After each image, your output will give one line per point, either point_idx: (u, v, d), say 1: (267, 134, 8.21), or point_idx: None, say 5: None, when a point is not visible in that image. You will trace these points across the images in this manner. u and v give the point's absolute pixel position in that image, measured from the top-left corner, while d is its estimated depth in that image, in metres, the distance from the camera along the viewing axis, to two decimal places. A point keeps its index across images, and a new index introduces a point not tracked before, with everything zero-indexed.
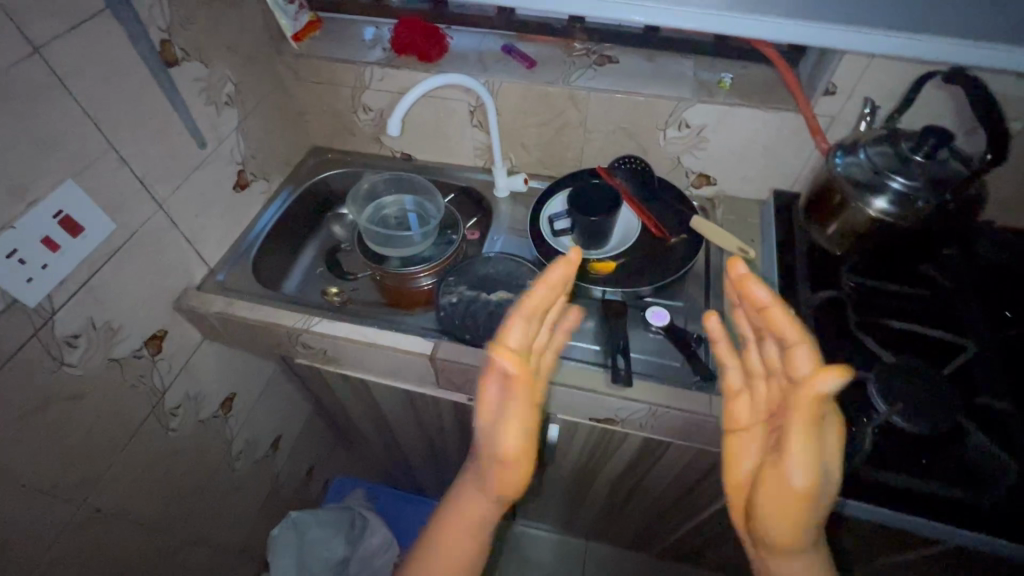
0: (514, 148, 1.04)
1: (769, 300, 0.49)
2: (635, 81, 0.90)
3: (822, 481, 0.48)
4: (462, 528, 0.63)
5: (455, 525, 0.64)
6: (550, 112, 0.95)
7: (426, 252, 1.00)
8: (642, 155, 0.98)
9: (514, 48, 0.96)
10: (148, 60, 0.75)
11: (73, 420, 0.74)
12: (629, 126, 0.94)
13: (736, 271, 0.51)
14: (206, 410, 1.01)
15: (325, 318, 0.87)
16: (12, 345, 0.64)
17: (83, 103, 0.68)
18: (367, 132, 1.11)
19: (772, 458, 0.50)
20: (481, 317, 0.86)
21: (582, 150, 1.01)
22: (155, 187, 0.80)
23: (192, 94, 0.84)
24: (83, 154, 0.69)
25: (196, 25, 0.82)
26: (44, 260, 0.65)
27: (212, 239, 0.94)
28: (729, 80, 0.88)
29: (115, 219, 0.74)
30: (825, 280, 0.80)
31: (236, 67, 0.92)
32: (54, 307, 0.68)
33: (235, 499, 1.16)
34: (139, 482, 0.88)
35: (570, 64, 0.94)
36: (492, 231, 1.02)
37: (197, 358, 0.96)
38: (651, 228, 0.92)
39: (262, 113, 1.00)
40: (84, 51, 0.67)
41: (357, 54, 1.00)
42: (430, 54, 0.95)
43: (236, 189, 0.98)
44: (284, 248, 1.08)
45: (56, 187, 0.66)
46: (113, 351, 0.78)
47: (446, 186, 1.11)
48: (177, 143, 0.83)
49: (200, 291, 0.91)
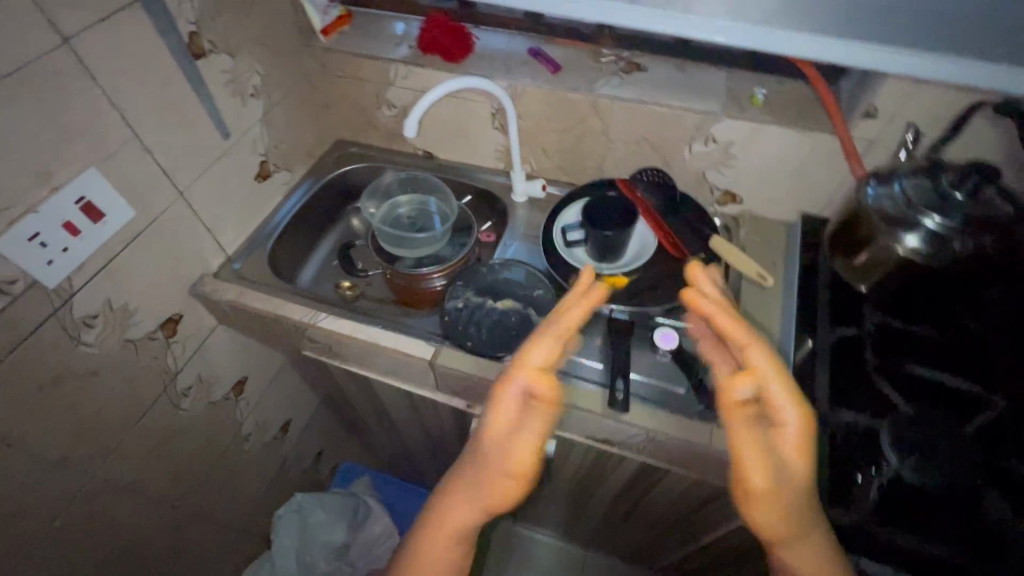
0: (534, 153, 1.02)
1: (719, 298, 0.55)
2: (662, 92, 0.87)
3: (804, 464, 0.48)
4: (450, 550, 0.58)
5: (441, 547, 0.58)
6: (572, 119, 0.93)
7: (437, 254, 1.00)
8: (665, 168, 0.94)
9: (540, 51, 0.94)
10: (174, 52, 0.76)
11: (87, 396, 0.78)
12: (653, 138, 0.91)
13: (700, 278, 0.56)
14: (217, 392, 1.04)
15: (331, 314, 0.88)
16: (30, 323, 0.67)
17: (108, 93, 0.69)
18: (390, 128, 1.11)
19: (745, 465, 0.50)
20: (485, 325, 0.85)
21: (603, 159, 0.98)
22: (177, 176, 0.82)
23: (217, 86, 0.85)
24: (106, 143, 0.71)
25: (225, 18, 0.83)
26: (65, 244, 0.68)
27: (230, 228, 0.96)
28: (762, 96, 0.83)
29: (135, 206, 0.76)
30: (848, 314, 0.75)
31: (263, 59, 0.93)
32: (73, 288, 0.71)
33: (242, 479, 1.20)
34: (148, 457, 0.92)
35: (597, 71, 0.91)
36: (506, 236, 1.01)
37: (210, 341, 0.98)
38: (667, 245, 0.88)
39: (287, 105, 1.02)
40: (113, 43, 0.68)
41: (383, 51, 0.99)
42: (455, 54, 0.94)
43: (257, 179, 0.99)
44: (302, 239, 1.10)
45: (79, 174, 0.68)
46: (128, 332, 0.81)
47: (464, 187, 1.10)
48: (200, 133, 0.84)
49: (216, 278, 0.94)
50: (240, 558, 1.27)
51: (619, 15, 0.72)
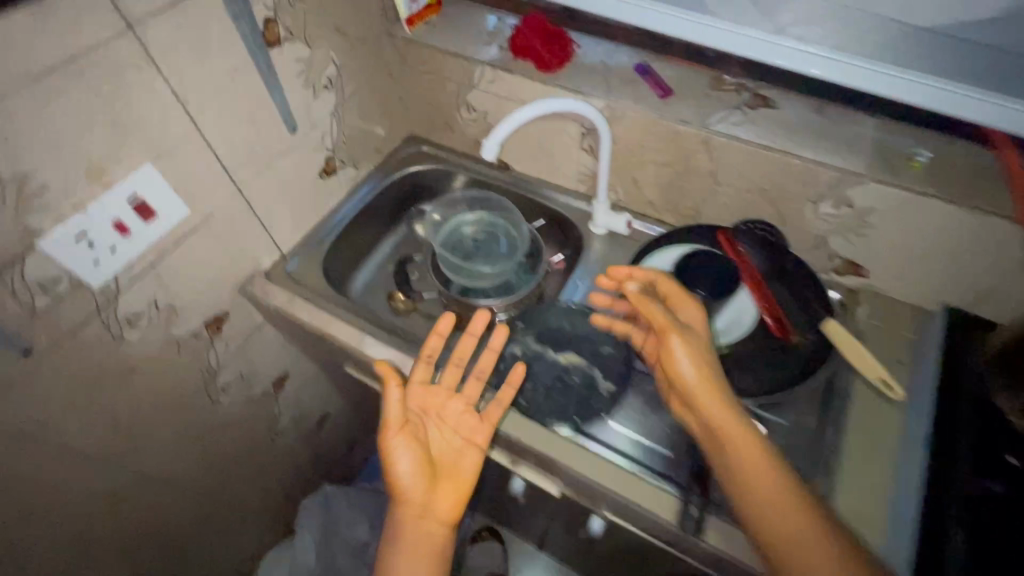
0: (623, 183, 0.90)
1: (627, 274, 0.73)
2: (793, 137, 0.72)
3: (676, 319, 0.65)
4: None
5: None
6: (676, 153, 0.80)
7: (510, 280, 0.89)
8: (777, 224, 0.80)
9: (650, 69, 0.81)
10: (247, 40, 0.69)
11: (126, 393, 0.75)
12: (769, 188, 0.77)
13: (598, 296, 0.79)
14: (257, 388, 1.01)
15: (379, 339, 0.83)
16: (73, 322, 0.64)
17: (173, 84, 0.63)
18: (466, 132, 1.02)
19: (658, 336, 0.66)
20: (542, 381, 0.76)
21: (703, 201, 0.84)
22: (237, 172, 0.77)
23: (289, 77, 0.78)
24: (165, 137, 0.65)
25: (305, 3, 0.75)
26: (112, 243, 0.64)
27: (288, 225, 0.91)
28: (923, 159, 0.68)
29: (190, 204, 0.71)
30: (998, 459, 0.57)
31: (341, 48, 0.85)
32: (119, 288, 0.67)
33: (274, 469, 1.19)
34: (183, 450, 0.90)
35: (715, 101, 0.77)
36: (578, 274, 0.90)
37: (255, 339, 0.95)
38: (771, 324, 0.75)
39: (361, 98, 0.94)
40: (181, 29, 0.61)
41: (471, 48, 0.89)
42: (549, 63, 0.82)
43: (322, 176, 0.93)
44: (360, 241, 1.04)
45: (134, 170, 0.63)
46: (172, 331, 0.78)
47: (538, 208, 0.99)
48: (266, 127, 0.78)
49: (267, 279, 0.89)
50: (264, 539, 1.28)
51: (766, 53, 0.62)
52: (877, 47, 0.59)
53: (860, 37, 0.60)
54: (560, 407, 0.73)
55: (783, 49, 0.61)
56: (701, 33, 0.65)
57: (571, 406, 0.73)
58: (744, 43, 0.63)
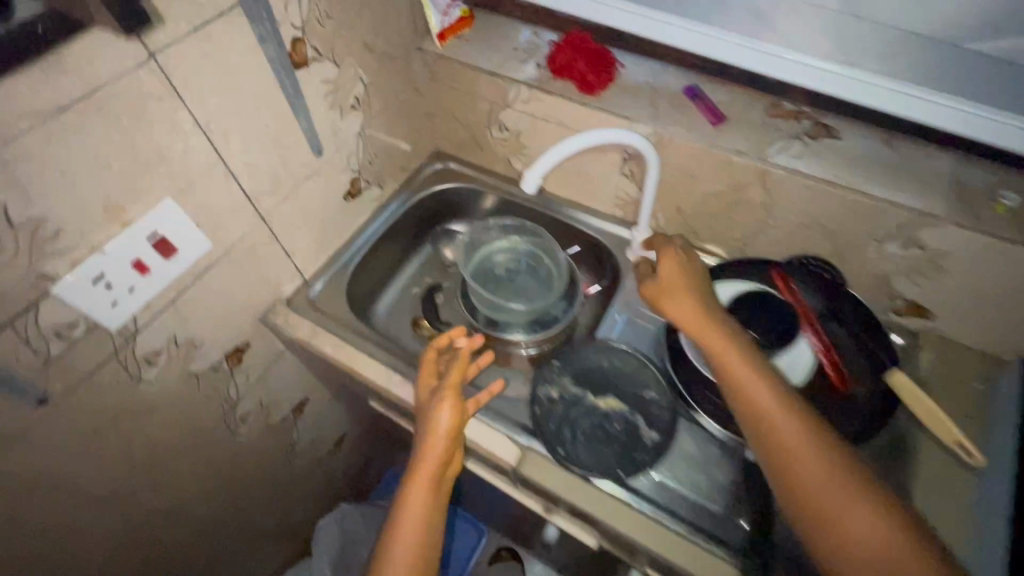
0: (665, 210, 0.85)
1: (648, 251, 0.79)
2: (860, 173, 0.67)
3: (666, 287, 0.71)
4: (414, 541, 0.64)
5: (409, 536, 0.64)
6: (727, 184, 0.75)
7: (544, 315, 0.83)
8: (835, 260, 0.75)
9: (701, 93, 0.75)
10: (274, 63, 0.64)
11: (144, 432, 0.72)
12: (829, 224, 0.71)
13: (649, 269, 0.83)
14: (276, 414, 0.98)
15: (407, 376, 0.79)
16: (89, 366, 0.60)
17: (196, 113, 0.59)
18: (497, 150, 0.97)
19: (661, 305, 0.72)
20: (583, 429, 0.71)
21: (752, 233, 0.79)
22: (261, 200, 0.73)
23: (316, 99, 0.73)
24: (187, 170, 0.60)
25: (334, 21, 0.70)
26: (131, 283, 0.59)
27: (311, 250, 0.87)
28: (1007, 202, 0.62)
29: (211, 237, 0.67)
30: None
31: (370, 66, 0.80)
32: (137, 328, 0.63)
33: (292, 493, 1.16)
34: (201, 482, 0.87)
35: (773, 130, 0.71)
36: (614, 307, 0.85)
37: (275, 366, 0.91)
38: (828, 372, 0.70)
39: (388, 116, 0.89)
40: (205, 55, 0.57)
41: (506, 65, 0.83)
42: (592, 84, 0.77)
43: (346, 198, 0.89)
44: (384, 262, 1.00)
45: (154, 206, 0.58)
46: (192, 366, 0.74)
47: (572, 232, 0.94)
48: (291, 152, 0.74)
49: (289, 307, 0.85)
50: (279, 560, 1.26)
51: (830, 83, 0.63)
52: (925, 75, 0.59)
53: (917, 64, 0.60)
54: (602, 459, 0.69)
55: (848, 80, 0.62)
56: (764, 62, 0.66)
57: (613, 458, 0.69)
58: (807, 73, 0.64)
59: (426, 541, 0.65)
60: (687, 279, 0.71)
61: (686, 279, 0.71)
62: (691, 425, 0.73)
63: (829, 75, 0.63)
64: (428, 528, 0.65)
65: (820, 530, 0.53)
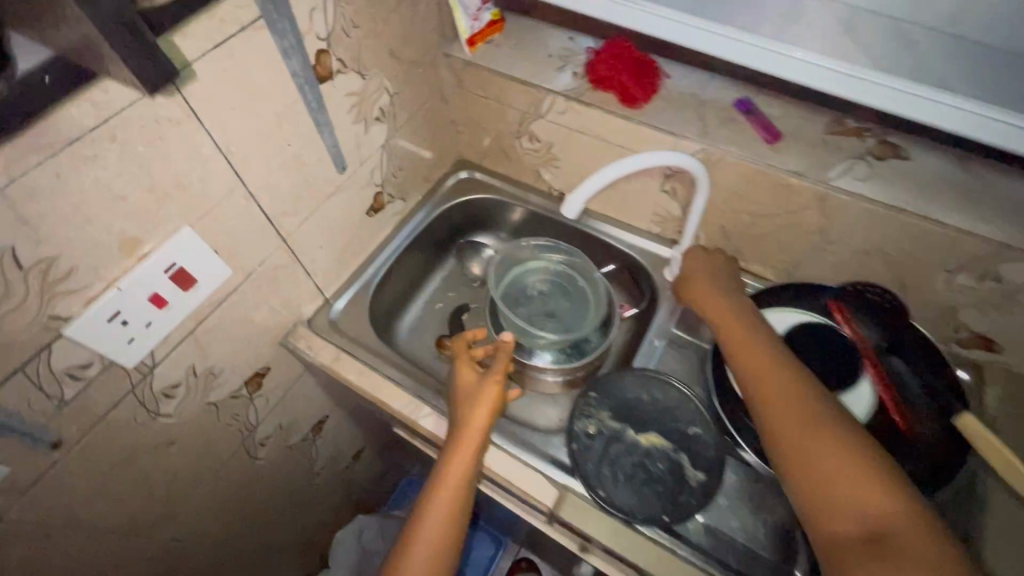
0: (708, 230, 0.80)
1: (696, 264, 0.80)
2: (932, 199, 0.61)
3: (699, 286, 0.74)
4: (445, 523, 0.61)
5: (440, 517, 0.61)
6: (781, 206, 0.70)
7: (573, 347, 0.78)
8: (895, 288, 0.70)
9: (754, 107, 0.69)
10: (297, 78, 0.59)
11: (161, 467, 0.68)
12: (893, 252, 0.66)
13: None
14: (296, 435, 0.94)
15: (436, 405, 0.75)
16: (105, 406, 0.57)
17: (216, 135, 0.54)
18: (526, 161, 0.91)
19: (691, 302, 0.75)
20: (623, 468, 0.67)
21: (804, 256, 0.74)
22: (283, 222, 0.68)
23: (341, 113, 0.68)
24: (206, 195, 0.56)
25: (360, 30, 0.65)
26: (148, 319, 0.56)
27: (332, 269, 0.83)
28: None
29: (231, 264, 0.63)
30: None
31: (396, 75, 0.75)
32: (154, 362, 0.60)
33: (310, 510, 1.13)
34: (218, 510, 0.84)
35: (834, 149, 0.66)
36: (652, 331, 0.80)
37: (295, 389, 0.87)
38: (891, 412, 0.65)
39: (413, 126, 0.84)
40: (225, 74, 0.52)
41: (540, 74, 0.78)
42: (634, 96, 0.72)
43: (369, 214, 0.84)
44: (407, 278, 0.95)
45: (171, 236, 0.54)
46: (210, 396, 0.70)
47: (606, 248, 0.90)
48: (314, 171, 0.69)
49: (310, 329, 0.82)
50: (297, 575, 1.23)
51: (808, 74, 0.55)
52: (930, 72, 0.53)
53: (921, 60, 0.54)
54: (647, 502, 0.65)
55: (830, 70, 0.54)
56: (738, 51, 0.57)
57: (658, 501, 0.65)
58: (796, 66, 0.55)
59: (455, 525, 0.62)
60: (712, 267, 0.75)
61: (710, 266, 0.75)
62: (736, 463, 0.70)
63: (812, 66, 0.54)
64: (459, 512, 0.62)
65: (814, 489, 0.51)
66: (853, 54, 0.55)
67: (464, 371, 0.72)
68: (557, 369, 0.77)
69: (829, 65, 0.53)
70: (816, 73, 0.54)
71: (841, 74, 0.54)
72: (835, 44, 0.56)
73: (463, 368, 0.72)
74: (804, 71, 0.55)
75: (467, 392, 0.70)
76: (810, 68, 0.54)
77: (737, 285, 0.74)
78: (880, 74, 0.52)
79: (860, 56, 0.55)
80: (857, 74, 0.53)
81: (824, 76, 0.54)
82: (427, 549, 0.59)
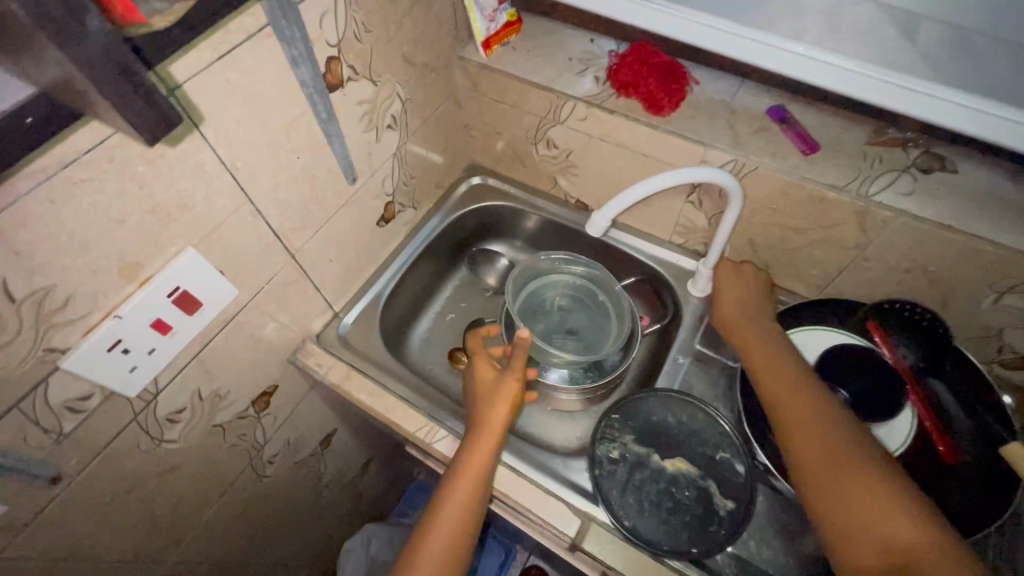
0: (736, 242, 0.76)
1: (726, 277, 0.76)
2: (983, 216, 0.57)
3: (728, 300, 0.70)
4: (460, 523, 0.58)
5: (455, 517, 0.58)
6: (816, 220, 0.66)
7: (573, 373, 0.75)
8: (937, 307, 0.66)
9: (788, 116, 0.66)
10: (307, 87, 0.56)
11: (165, 493, 0.66)
12: (937, 270, 0.62)
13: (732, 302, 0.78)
14: (303, 451, 0.91)
15: (452, 427, 0.72)
16: (105, 437, 0.54)
17: (222, 151, 0.50)
18: (542, 168, 0.88)
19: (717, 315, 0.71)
20: (649, 495, 0.64)
21: (838, 272, 0.71)
22: (291, 238, 0.65)
23: (352, 122, 0.65)
24: (211, 214, 0.53)
25: (372, 35, 0.62)
26: (151, 345, 0.52)
27: (341, 283, 0.79)
28: None
29: (238, 283, 0.60)
30: None
31: (408, 81, 0.72)
32: (158, 388, 0.57)
33: (318, 523, 1.10)
34: (225, 530, 0.81)
35: (876, 161, 0.62)
36: (676, 350, 0.77)
37: (303, 405, 0.84)
38: (934, 438, 0.62)
39: (425, 132, 0.80)
40: (231, 85, 0.48)
41: (560, 78, 0.74)
42: (660, 103, 0.68)
43: (380, 224, 0.81)
44: (419, 289, 0.92)
45: (174, 258, 0.51)
46: (216, 418, 0.67)
47: (626, 260, 0.86)
48: (323, 183, 0.66)
49: (319, 344, 0.78)
50: None
51: (813, 71, 0.50)
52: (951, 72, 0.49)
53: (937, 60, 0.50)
54: (675, 533, 0.62)
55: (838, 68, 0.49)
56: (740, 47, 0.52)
57: (686, 532, 0.62)
58: (807, 65, 0.50)
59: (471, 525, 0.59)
60: (741, 286, 0.71)
61: (740, 285, 0.71)
62: (766, 489, 0.67)
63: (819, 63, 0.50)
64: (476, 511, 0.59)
65: (836, 512, 0.48)
66: (910, 63, 0.50)
67: (482, 366, 0.69)
68: (569, 389, 0.75)
69: (837, 64, 0.49)
70: (869, 84, 0.49)
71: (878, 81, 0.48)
72: (869, 48, 0.51)
73: (480, 362, 0.69)
74: (812, 69, 0.50)
75: (485, 388, 0.67)
76: (844, 74, 0.49)
77: (770, 308, 0.69)
78: (909, 76, 0.48)
79: (916, 65, 0.49)
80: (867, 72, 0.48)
81: (834, 74, 0.50)
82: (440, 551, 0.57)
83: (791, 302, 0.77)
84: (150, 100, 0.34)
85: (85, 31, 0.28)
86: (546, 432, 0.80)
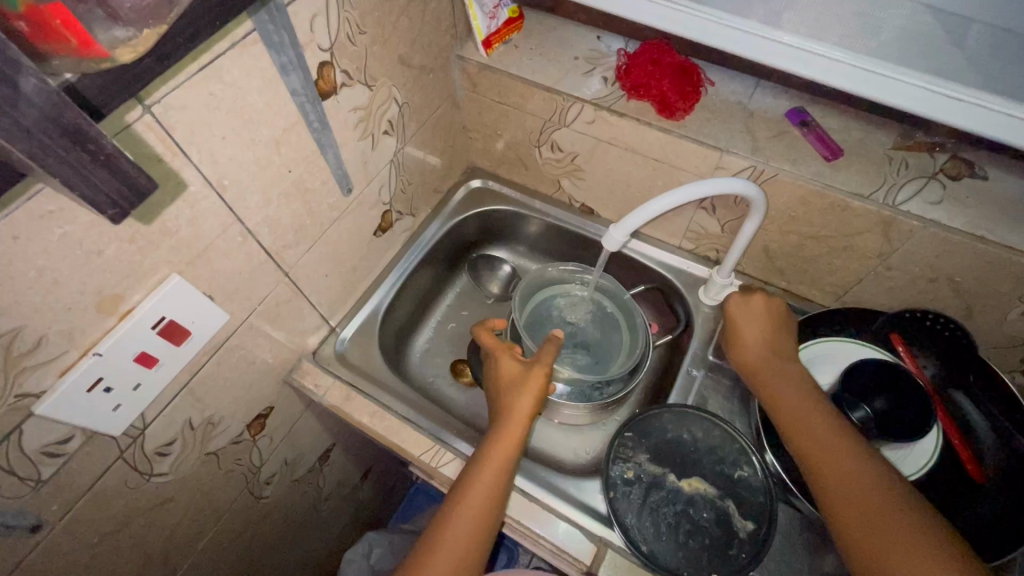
0: (750, 250, 0.73)
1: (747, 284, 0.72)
2: (1016, 226, 0.55)
3: (750, 330, 0.66)
4: (479, 518, 0.55)
5: (474, 512, 0.55)
6: (837, 229, 0.63)
7: (582, 389, 0.71)
8: (960, 317, 0.64)
9: (807, 120, 0.63)
10: (298, 96, 0.51)
11: (157, 527, 0.62)
12: (963, 280, 0.60)
13: None
14: (301, 468, 0.88)
15: (458, 449, 0.69)
16: (89, 478, 0.50)
17: (206, 169, 0.46)
18: (545, 171, 0.84)
19: (735, 348, 0.66)
20: (666, 518, 0.62)
21: (858, 281, 0.68)
22: (283, 256, 0.61)
23: (346, 131, 0.61)
24: (196, 237, 0.48)
25: (366, 36, 0.57)
26: (135, 380, 0.48)
27: (338, 297, 0.76)
28: None
29: (228, 307, 0.56)
30: None
31: (406, 83, 0.67)
32: (145, 422, 0.53)
33: (317, 537, 1.07)
34: (222, 556, 0.78)
35: (902, 167, 0.59)
36: (689, 363, 0.74)
37: (300, 424, 0.81)
38: (964, 459, 0.59)
39: (423, 136, 0.76)
40: (215, 99, 0.44)
41: (566, 79, 0.70)
42: (672, 105, 0.65)
43: (377, 234, 0.77)
44: (418, 299, 0.88)
45: (156, 287, 0.47)
46: (209, 445, 0.63)
47: (636, 266, 0.84)
48: (318, 196, 0.62)
49: (315, 362, 0.75)
50: None
51: (837, 74, 0.48)
52: (984, 77, 0.46)
53: (969, 61, 0.47)
54: (695, 560, 0.59)
55: (861, 70, 0.47)
56: (764, 50, 0.49)
57: (707, 557, 0.59)
58: (832, 69, 0.48)
59: (492, 520, 0.56)
60: (758, 319, 0.66)
61: (756, 315, 0.67)
62: (787, 508, 0.65)
63: (840, 65, 0.47)
64: (497, 507, 0.56)
65: (878, 551, 0.46)
66: (946, 67, 0.46)
67: (503, 357, 0.65)
68: (575, 408, 0.71)
69: (866, 67, 0.46)
70: (894, 89, 0.46)
71: (900, 82, 0.46)
72: (898, 46, 0.48)
73: (501, 354, 0.66)
74: (843, 72, 0.47)
75: (508, 378, 0.64)
76: (871, 76, 0.47)
77: (791, 338, 0.65)
78: (943, 81, 0.45)
79: (952, 69, 0.46)
80: (894, 73, 0.45)
81: (860, 78, 0.47)
82: (458, 545, 0.54)
83: (810, 311, 0.75)
84: (111, 168, 0.30)
85: (19, 94, 0.24)
86: (556, 449, 0.77)
